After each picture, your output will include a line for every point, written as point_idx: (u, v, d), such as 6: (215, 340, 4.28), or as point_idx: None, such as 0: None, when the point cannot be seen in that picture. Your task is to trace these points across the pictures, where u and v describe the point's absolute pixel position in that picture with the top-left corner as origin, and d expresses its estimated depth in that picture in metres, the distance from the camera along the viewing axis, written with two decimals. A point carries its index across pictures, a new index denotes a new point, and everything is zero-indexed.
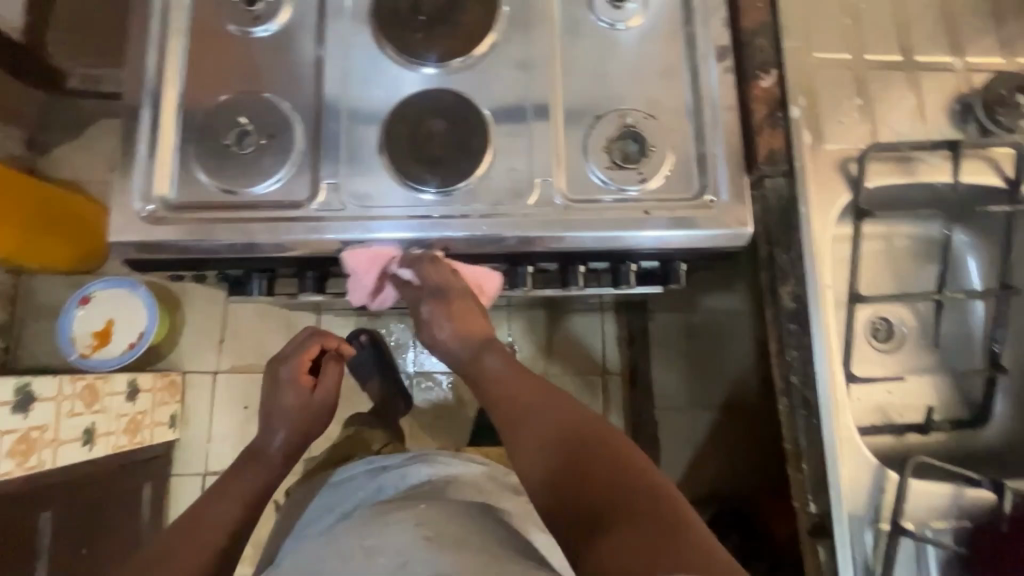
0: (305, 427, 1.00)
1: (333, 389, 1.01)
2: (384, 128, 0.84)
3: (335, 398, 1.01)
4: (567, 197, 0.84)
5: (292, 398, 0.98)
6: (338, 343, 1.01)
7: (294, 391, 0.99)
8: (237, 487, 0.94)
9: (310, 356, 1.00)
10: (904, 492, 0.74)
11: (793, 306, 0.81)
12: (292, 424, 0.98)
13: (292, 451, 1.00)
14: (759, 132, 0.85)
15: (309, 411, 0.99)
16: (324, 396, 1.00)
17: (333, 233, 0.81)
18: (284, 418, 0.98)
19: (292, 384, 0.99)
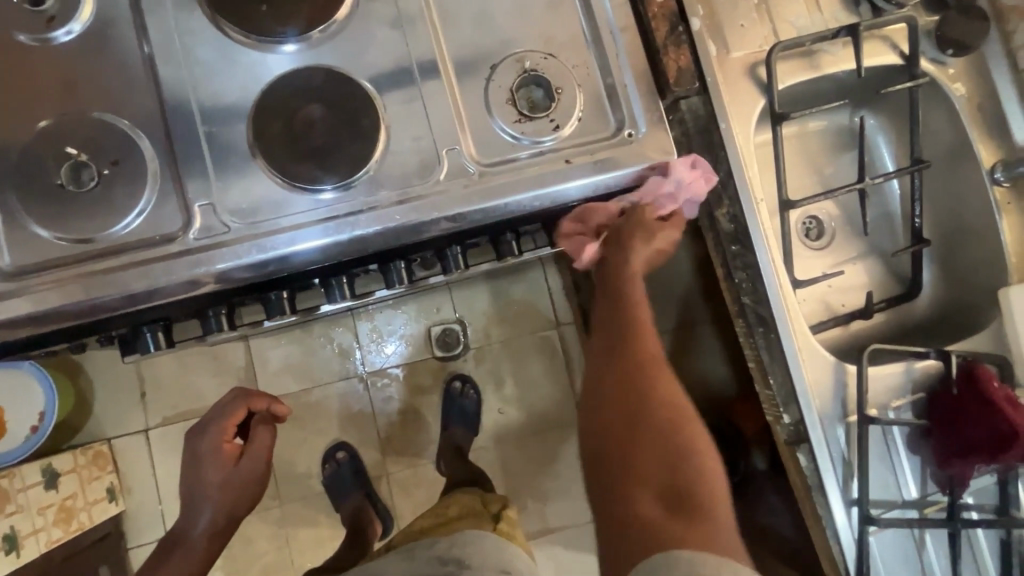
0: (232, 505, 0.89)
1: (263, 453, 0.92)
2: (252, 125, 0.71)
3: (265, 465, 0.92)
4: (480, 163, 0.76)
5: (215, 471, 0.88)
6: (268, 403, 0.94)
7: (217, 464, 0.89)
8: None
9: (236, 420, 0.92)
10: (865, 382, 0.75)
11: (731, 228, 0.80)
12: (217, 501, 0.88)
13: (219, 531, 0.90)
14: (665, 51, 0.79)
15: (236, 484, 0.89)
16: (253, 464, 0.90)
17: (223, 262, 0.69)
18: (204, 497, 0.88)
19: (213, 456, 0.89)
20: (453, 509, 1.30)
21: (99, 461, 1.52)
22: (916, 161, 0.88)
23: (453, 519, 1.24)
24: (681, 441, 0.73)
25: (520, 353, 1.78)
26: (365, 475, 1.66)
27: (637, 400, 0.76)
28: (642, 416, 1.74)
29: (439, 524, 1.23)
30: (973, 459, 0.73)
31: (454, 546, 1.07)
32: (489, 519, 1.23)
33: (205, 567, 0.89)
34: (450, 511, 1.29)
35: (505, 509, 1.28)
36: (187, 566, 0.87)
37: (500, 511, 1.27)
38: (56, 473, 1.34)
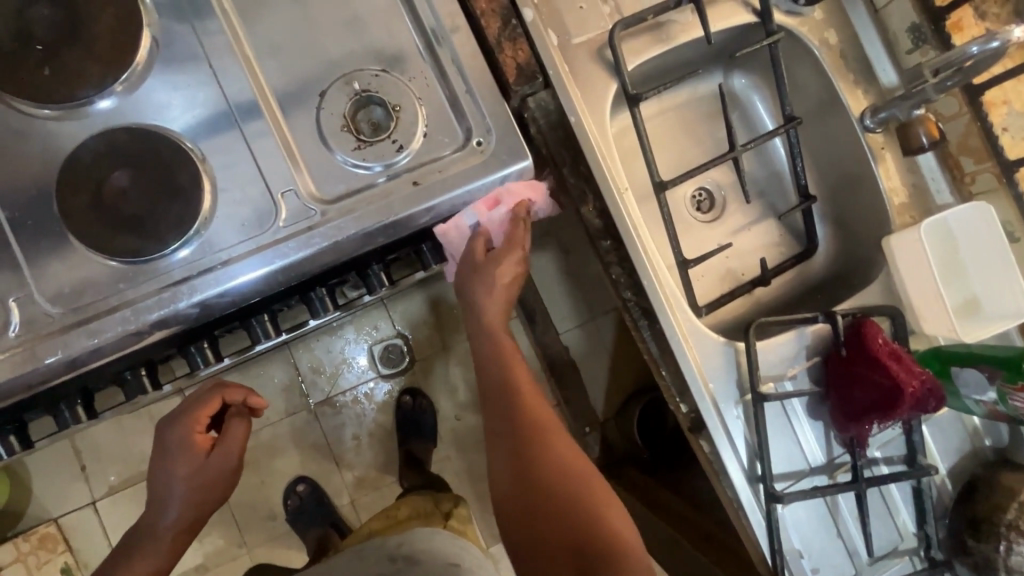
0: (201, 498, 0.80)
1: (236, 449, 0.81)
2: (58, 204, 0.65)
3: (236, 462, 0.81)
4: (321, 200, 0.71)
5: (183, 465, 0.78)
6: (245, 395, 0.82)
7: (185, 456, 0.79)
8: (124, 564, 0.79)
9: (208, 412, 0.80)
10: (752, 359, 0.74)
11: (600, 222, 0.78)
12: (184, 497, 0.79)
13: (190, 522, 0.81)
14: (500, 48, 0.75)
15: (203, 482, 0.79)
16: (222, 462, 0.79)
17: (52, 355, 0.64)
18: (172, 489, 0.79)
19: (182, 447, 0.79)
20: (405, 510, 1.13)
21: (47, 543, 1.45)
22: (789, 118, 0.84)
23: (404, 521, 1.08)
24: (571, 497, 0.73)
25: (468, 358, 1.72)
26: (328, 506, 1.62)
27: (528, 458, 0.76)
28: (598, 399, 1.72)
29: (387, 528, 1.07)
30: (867, 420, 0.73)
31: (405, 542, 0.89)
32: (440, 518, 1.08)
33: (176, 557, 0.82)
34: (402, 512, 1.12)
35: (458, 505, 1.14)
36: (154, 557, 0.79)
37: (452, 510, 1.13)
38: None
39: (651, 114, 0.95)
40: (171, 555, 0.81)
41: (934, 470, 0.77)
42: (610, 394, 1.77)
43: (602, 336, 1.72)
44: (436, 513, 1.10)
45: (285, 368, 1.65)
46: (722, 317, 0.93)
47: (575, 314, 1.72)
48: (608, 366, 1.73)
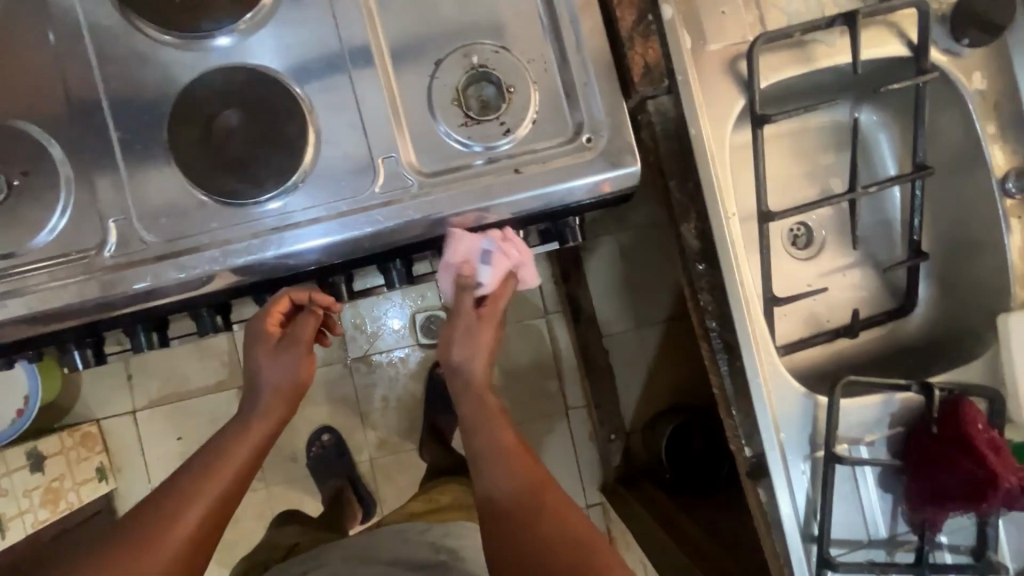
0: (284, 387, 0.78)
1: (309, 346, 0.79)
2: (168, 133, 0.65)
3: (309, 360, 0.79)
4: (419, 172, 0.69)
5: (262, 352, 0.78)
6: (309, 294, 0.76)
7: (262, 346, 0.78)
8: (182, 493, 0.71)
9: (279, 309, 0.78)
10: (833, 418, 0.70)
11: (698, 244, 0.73)
12: (268, 386, 0.78)
13: (275, 414, 0.78)
14: (631, 44, 0.70)
15: (280, 382, 0.78)
16: (298, 358, 0.78)
17: (139, 281, 0.65)
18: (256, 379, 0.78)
19: (257, 343, 0.78)
20: (445, 496, 1.18)
21: (87, 442, 1.55)
22: (920, 167, 0.78)
23: (445, 509, 1.13)
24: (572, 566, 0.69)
25: (508, 343, 1.75)
26: (348, 460, 1.66)
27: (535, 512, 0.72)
28: (630, 407, 1.75)
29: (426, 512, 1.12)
30: (947, 505, 0.69)
31: (449, 535, 0.96)
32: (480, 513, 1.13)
33: (243, 487, 0.75)
34: (441, 498, 1.17)
35: None
36: (219, 484, 0.72)
37: None
38: (41, 456, 1.37)
39: (770, 135, 0.94)
40: (237, 484, 0.74)
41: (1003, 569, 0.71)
42: (641, 407, 1.75)
43: (644, 346, 1.74)
44: (476, 509, 1.13)
45: (331, 319, 1.68)
46: (799, 361, 0.89)
47: (622, 319, 1.74)
48: (644, 377, 1.75)
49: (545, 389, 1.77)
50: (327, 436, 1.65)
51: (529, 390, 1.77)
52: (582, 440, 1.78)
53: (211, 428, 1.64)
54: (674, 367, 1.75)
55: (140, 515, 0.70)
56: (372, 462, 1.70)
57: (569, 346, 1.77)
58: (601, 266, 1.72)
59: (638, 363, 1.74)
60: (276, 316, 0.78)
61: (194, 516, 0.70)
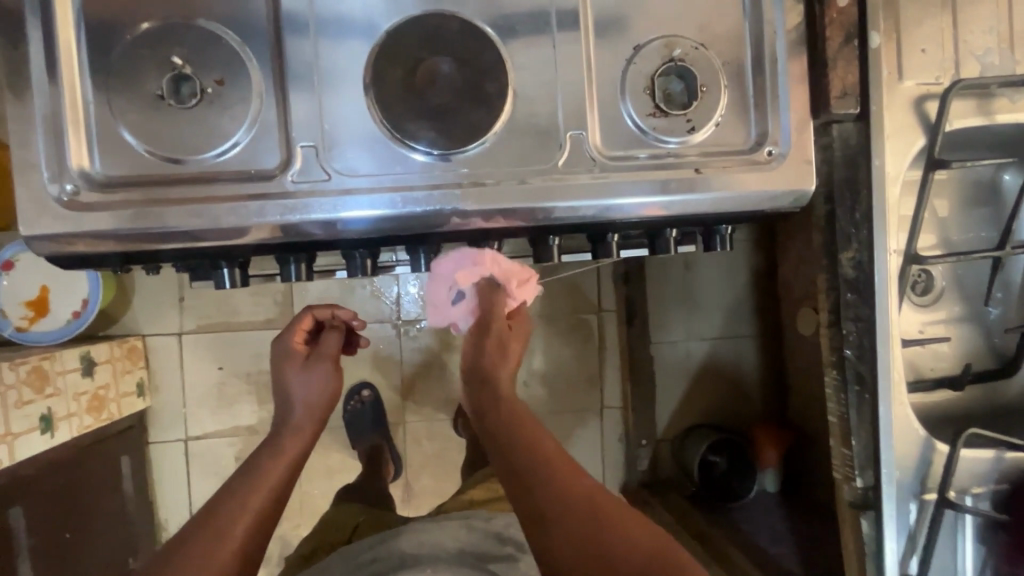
0: (316, 399, 0.88)
1: (334, 359, 0.93)
2: (371, 68, 0.64)
3: (337, 371, 0.92)
4: (602, 154, 0.69)
5: (291, 364, 0.91)
6: (332, 309, 0.99)
7: (290, 360, 0.92)
8: (231, 512, 0.74)
9: (304, 326, 0.97)
10: (953, 467, 0.73)
11: (852, 275, 0.73)
12: (302, 393, 0.88)
13: (314, 416, 0.87)
14: (832, 65, 0.70)
15: (314, 394, 0.88)
16: (322, 368, 0.90)
17: (319, 212, 0.64)
18: (291, 390, 0.88)
19: (286, 359, 0.92)
20: (505, 486, 1.26)
21: (132, 356, 1.54)
22: None
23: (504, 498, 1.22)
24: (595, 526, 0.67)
25: (556, 331, 1.77)
26: (383, 418, 1.67)
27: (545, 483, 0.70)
28: (663, 416, 1.77)
29: (489, 504, 1.21)
30: None
31: (513, 526, 1.05)
32: None
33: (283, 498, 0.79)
34: (501, 488, 1.25)
35: None
36: (259, 502, 0.76)
37: None
38: (92, 361, 1.37)
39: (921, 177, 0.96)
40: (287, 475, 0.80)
41: None
42: (675, 418, 1.77)
43: (689, 359, 1.76)
44: None
45: (388, 277, 1.67)
46: None
47: (674, 330, 1.76)
48: (685, 390, 1.77)
49: (584, 384, 1.79)
50: (367, 392, 1.65)
51: (569, 382, 1.78)
52: (611, 440, 1.80)
53: (253, 364, 1.64)
54: (714, 385, 1.78)
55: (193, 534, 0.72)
56: (405, 426, 1.71)
57: (615, 346, 1.78)
58: (665, 272, 1.73)
59: (680, 374, 1.76)
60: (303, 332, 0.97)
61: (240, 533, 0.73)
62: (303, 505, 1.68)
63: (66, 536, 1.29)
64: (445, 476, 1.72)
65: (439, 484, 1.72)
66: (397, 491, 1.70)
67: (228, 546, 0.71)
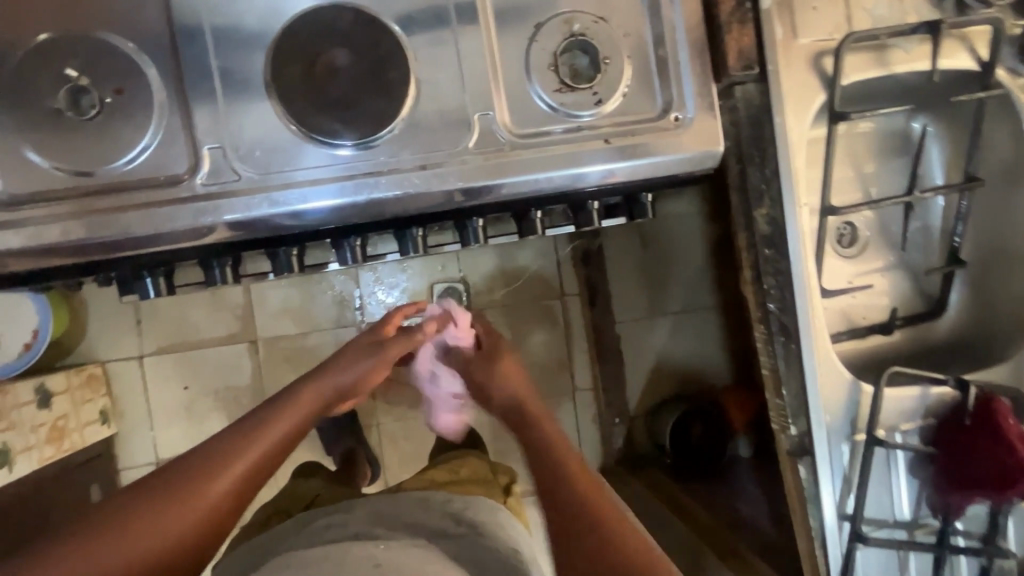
0: (352, 382, 0.89)
1: (392, 356, 0.95)
2: (269, 64, 0.64)
3: (387, 364, 0.94)
4: (512, 132, 0.71)
5: (359, 342, 0.95)
6: (420, 313, 1.04)
7: (364, 338, 0.97)
8: (219, 455, 0.71)
9: (400, 318, 1.03)
10: (878, 405, 0.75)
11: (767, 230, 0.76)
12: (349, 370, 0.89)
13: (337, 395, 0.87)
14: (728, 28, 0.71)
15: (352, 376, 0.89)
16: (372, 354, 0.92)
17: (232, 213, 0.65)
18: (348, 364, 0.90)
19: (372, 333, 0.98)
20: (465, 470, 1.24)
21: (92, 383, 1.51)
22: (971, 179, 0.85)
23: (464, 481, 1.20)
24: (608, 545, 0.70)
25: (521, 320, 1.78)
26: (356, 421, 1.67)
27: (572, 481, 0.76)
28: (635, 393, 1.79)
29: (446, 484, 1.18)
30: (974, 491, 0.82)
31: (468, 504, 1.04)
32: (500, 491, 1.19)
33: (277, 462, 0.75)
34: (462, 471, 1.24)
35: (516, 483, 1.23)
36: (257, 460, 0.73)
37: (509, 485, 1.22)
38: (48, 392, 1.34)
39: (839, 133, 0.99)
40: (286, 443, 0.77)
41: (1010, 552, 0.84)
42: (647, 393, 1.80)
43: (655, 335, 1.80)
44: (494, 485, 1.19)
45: (347, 281, 1.66)
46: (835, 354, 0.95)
47: (637, 307, 1.79)
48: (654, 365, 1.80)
49: (555, 368, 1.80)
50: (337, 396, 1.65)
51: (539, 369, 1.80)
52: (585, 421, 1.82)
53: (219, 380, 1.63)
54: (681, 357, 1.81)
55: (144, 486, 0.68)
56: (380, 428, 1.71)
57: (581, 328, 1.80)
58: (620, 253, 1.77)
59: (648, 350, 1.79)
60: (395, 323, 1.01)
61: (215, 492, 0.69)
62: None
63: None
64: None
65: None
66: (377, 491, 1.71)
67: (210, 498, 0.68)
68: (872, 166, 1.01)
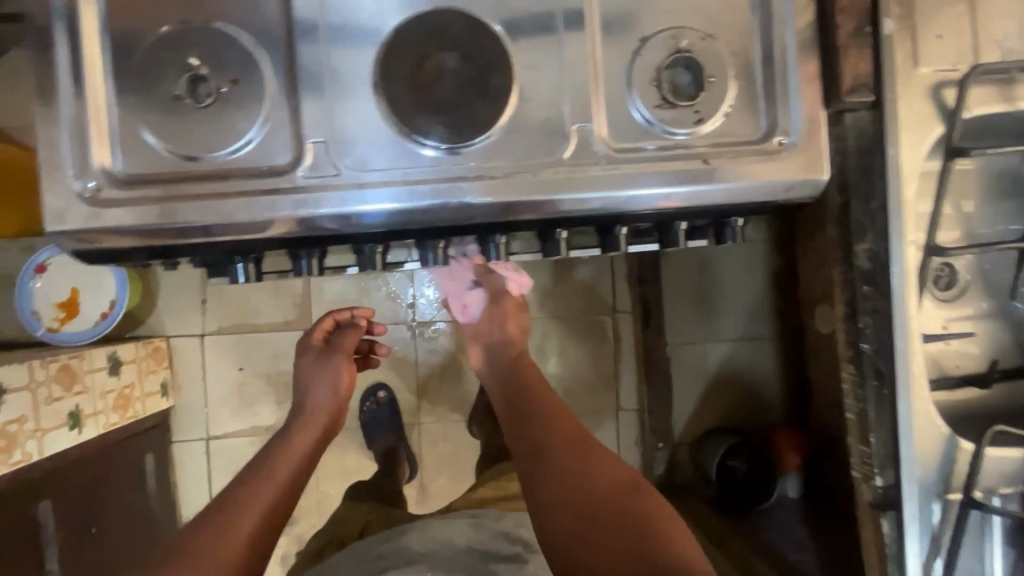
0: (336, 399, 1.04)
1: (346, 354, 1.09)
2: (379, 64, 0.65)
3: (349, 362, 1.08)
4: (609, 146, 0.69)
5: (309, 358, 1.09)
6: (350, 311, 1.16)
7: (311, 354, 1.10)
8: (245, 494, 0.83)
9: (327, 326, 1.14)
10: (979, 467, 0.71)
11: (868, 266, 0.71)
12: (323, 383, 1.04)
13: (329, 410, 1.02)
14: (844, 52, 0.68)
15: (331, 386, 1.04)
16: (337, 359, 1.07)
17: (329, 206, 0.66)
18: (315, 379, 1.05)
19: (309, 351, 1.10)
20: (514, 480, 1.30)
21: (157, 356, 1.58)
22: None
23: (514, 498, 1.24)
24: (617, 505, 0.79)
25: (570, 333, 1.76)
26: (399, 419, 1.68)
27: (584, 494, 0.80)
28: (681, 419, 1.74)
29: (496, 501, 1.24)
30: None
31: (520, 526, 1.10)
32: None
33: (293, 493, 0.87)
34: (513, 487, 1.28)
35: None
36: (272, 488, 0.84)
37: None
38: (119, 361, 1.41)
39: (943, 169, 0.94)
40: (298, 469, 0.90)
41: None
42: (693, 420, 1.75)
43: (707, 361, 1.74)
44: None
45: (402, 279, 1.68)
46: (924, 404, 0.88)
47: (691, 330, 1.74)
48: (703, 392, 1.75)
49: (600, 386, 1.77)
50: (383, 394, 1.66)
51: (584, 385, 1.77)
52: (627, 443, 1.78)
53: (272, 364, 1.67)
54: (731, 387, 1.75)
55: (203, 521, 0.80)
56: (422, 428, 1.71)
57: (630, 347, 1.77)
58: (678, 274, 1.72)
59: (698, 377, 1.74)
60: (323, 331, 1.14)
61: (251, 521, 0.80)
62: (321, 505, 1.70)
63: (92, 531, 1.33)
64: (460, 478, 1.72)
65: (454, 486, 1.72)
66: (412, 491, 1.71)
67: (242, 531, 0.78)
68: (977, 206, 0.95)
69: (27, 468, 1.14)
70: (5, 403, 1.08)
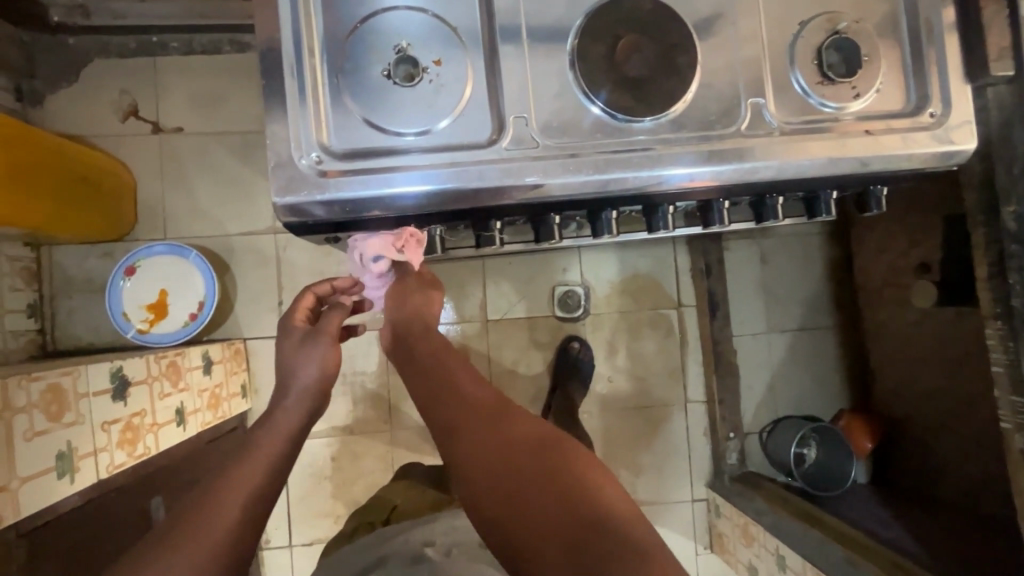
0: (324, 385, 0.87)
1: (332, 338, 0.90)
2: (578, 47, 0.71)
3: (335, 347, 0.90)
4: (782, 120, 0.75)
5: (288, 340, 0.91)
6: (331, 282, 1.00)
7: (288, 334, 0.93)
8: (229, 481, 0.70)
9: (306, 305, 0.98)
10: None
11: (1015, 227, 0.79)
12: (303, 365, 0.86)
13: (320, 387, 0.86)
14: (990, 31, 0.74)
15: (312, 369, 0.87)
16: (321, 343, 0.89)
17: (531, 175, 0.70)
18: (296, 363, 0.87)
19: (286, 331, 0.93)
20: None
21: (237, 358, 1.58)
22: None
23: None
24: (576, 488, 0.60)
25: (637, 328, 1.80)
26: None
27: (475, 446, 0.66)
28: (748, 408, 1.80)
29: None
30: None
31: None
32: None
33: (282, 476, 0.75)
34: None
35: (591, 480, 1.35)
36: (260, 473, 0.72)
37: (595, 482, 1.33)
38: (211, 360, 1.40)
39: None
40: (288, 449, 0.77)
41: None
42: (759, 409, 1.80)
43: (771, 351, 1.80)
44: None
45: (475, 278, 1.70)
46: None
47: (754, 322, 1.80)
48: (767, 382, 1.80)
49: (667, 378, 1.80)
50: None
51: (651, 377, 1.80)
52: (696, 434, 1.81)
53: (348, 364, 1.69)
54: (795, 375, 1.80)
55: (181, 516, 0.65)
56: None
57: (696, 340, 1.80)
58: (738, 267, 1.80)
59: (762, 367, 1.80)
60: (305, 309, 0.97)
61: (234, 509, 0.67)
62: None
63: None
64: None
65: None
66: None
67: (226, 516, 0.66)
68: None
69: (147, 462, 1.14)
70: (130, 395, 1.09)
